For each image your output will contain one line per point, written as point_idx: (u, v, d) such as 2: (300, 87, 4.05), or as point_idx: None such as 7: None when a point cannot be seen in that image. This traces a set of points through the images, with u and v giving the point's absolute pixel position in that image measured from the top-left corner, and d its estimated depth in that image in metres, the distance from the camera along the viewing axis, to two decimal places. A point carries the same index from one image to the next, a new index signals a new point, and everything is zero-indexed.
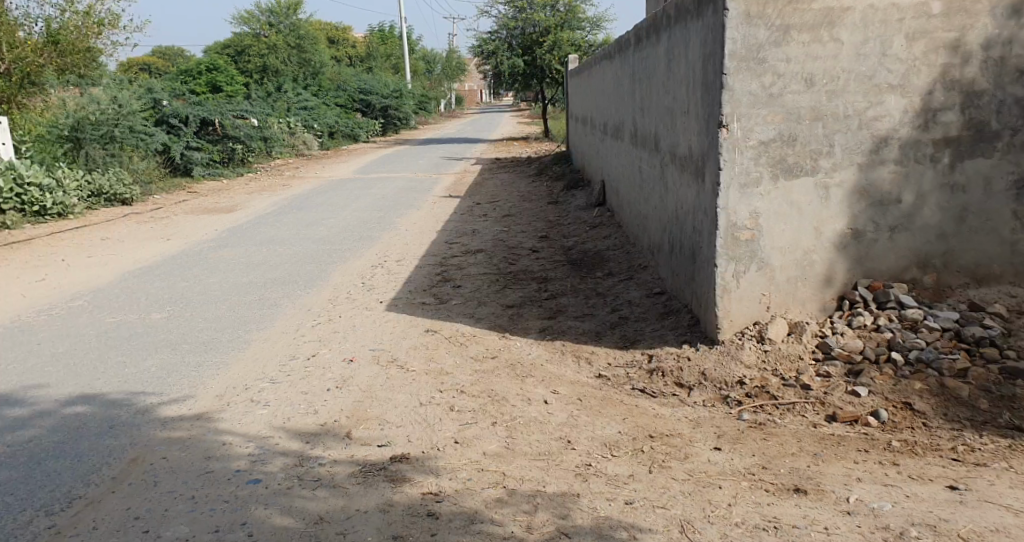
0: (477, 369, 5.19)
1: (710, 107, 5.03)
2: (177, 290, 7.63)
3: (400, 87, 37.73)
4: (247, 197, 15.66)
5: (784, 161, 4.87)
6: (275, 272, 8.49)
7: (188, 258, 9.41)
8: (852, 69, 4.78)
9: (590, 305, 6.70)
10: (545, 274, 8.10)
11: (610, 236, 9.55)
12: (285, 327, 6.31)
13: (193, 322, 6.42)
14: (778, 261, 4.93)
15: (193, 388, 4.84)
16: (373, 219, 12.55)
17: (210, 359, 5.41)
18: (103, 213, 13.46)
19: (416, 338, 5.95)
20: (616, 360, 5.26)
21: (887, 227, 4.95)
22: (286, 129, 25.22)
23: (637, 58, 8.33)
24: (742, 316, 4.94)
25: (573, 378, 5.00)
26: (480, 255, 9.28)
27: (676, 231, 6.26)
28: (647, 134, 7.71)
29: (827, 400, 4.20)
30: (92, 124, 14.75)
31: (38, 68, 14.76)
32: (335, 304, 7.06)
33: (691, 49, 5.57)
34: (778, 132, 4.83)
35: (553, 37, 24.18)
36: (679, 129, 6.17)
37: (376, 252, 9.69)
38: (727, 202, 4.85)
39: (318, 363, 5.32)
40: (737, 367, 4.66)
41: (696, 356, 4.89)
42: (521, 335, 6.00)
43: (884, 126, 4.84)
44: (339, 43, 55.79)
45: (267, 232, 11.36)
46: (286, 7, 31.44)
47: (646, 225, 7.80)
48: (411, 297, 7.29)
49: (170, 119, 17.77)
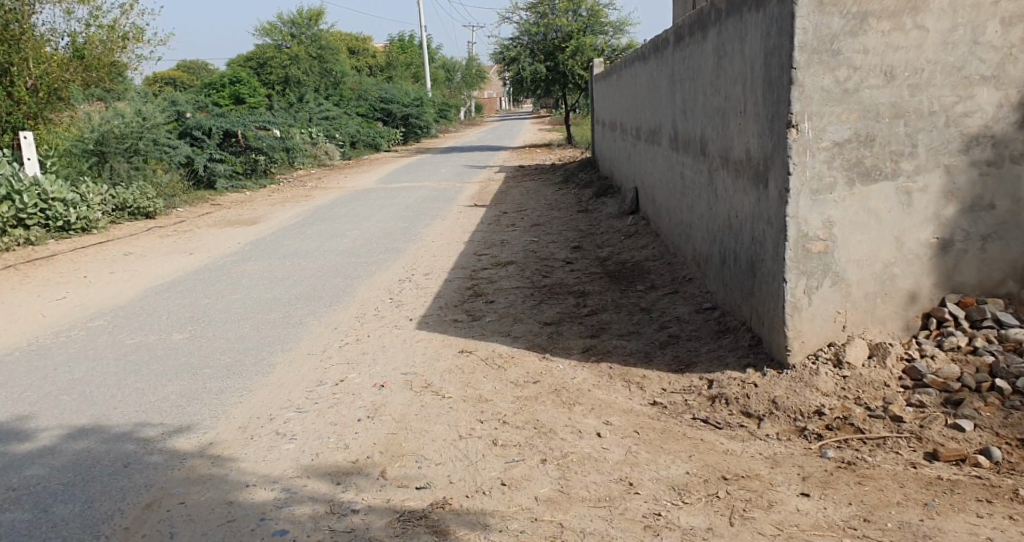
0: (519, 396, 4.72)
1: (775, 105, 4.56)
2: (197, 308, 7.22)
3: (420, 96, 37.43)
4: (271, 209, 15.30)
5: (861, 164, 4.39)
6: (299, 287, 8.07)
7: (211, 274, 9.01)
8: (938, 61, 4.34)
9: (635, 320, 6.23)
10: (583, 287, 7.63)
11: (648, 245, 9.06)
12: (310, 348, 5.87)
13: (214, 343, 6.01)
14: (854, 275, 4.46)
15: (210, 418, 4.41)
16: (399, 230, 12.13)
17: (230, 385, 4.98)
18: (126, 227, 13.11)
19: (451, 360, 5.48)
20: (672, 385, 4.77)
21: (977, 235, 4.51)
22: (309, 139, 24.93)
23: (677, 58, 7.86)
24: (815, 336, 4.46)
25: (626, 406, 4.52)
26: (511, 267, 8.82)
27: (730, 241, 5.79)
28: (690, 137, 7.25)
29: (925, 434, 3.72)
30: (116, 138, 14.39)
31: (63, 84, 14.80)
32: (363, 322, 6.62)
33: (749, 44, 5.12)
34: (854, 131, 4.36)
35: (576, 42, 23.79)
36: (731, 131, 5.69)
37: (405, 265, 9.26)
38: (796, 211, 4.37)
39: (346, 390, 4.87)
40: (814, 395, 4.18)
41: (764, 382, 4.40)
42: (564, 356, 5.53)
43: (974, 123, 4.42)
44: (359, 53, 55.72)
45: (292, 245, 10.97)
46: (306, 18, 31.32)
47: (690, 234, 7.32)
48: (443, 314, 6.83)
49: (194, 131, 17.59)
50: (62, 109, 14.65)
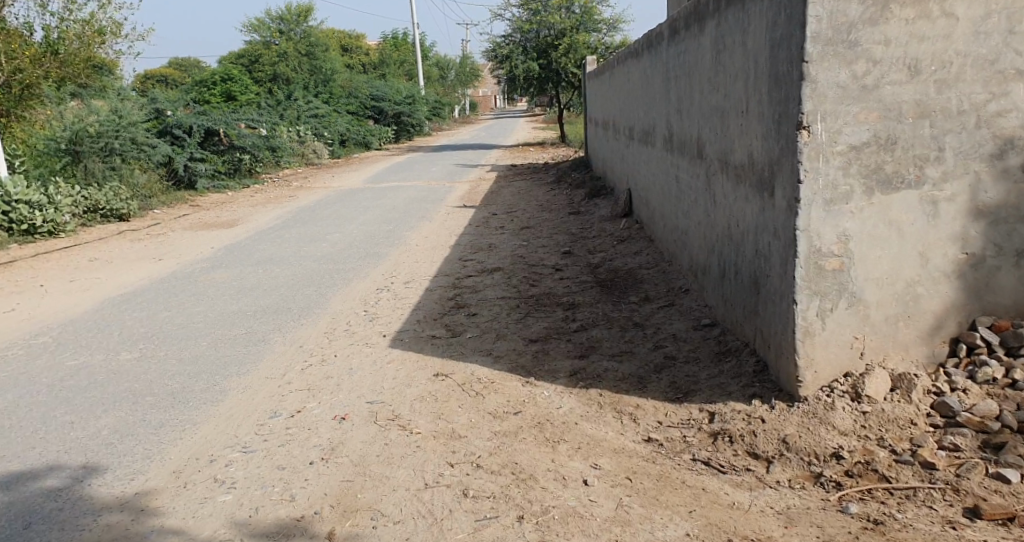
0: (497, 431, 4.19)
1: (782, 105, 4.05)
2: (155, 322, 6.68)
3: (412, 93, 36.81)
4: (251, 210, 14.75)
5: (881, 171, 3.88)
6: (269, 298, 7.52)
7: (176, 283, 8.46)
8: (969, 53, 3.84)
9: (627, 338, 5.71)
10: (572, 297, 7.11)
11: (641, 252, 8.55)
12: (269, 371, 5.34)
13: (165, 365, 5.48)
14: (873, 296, 3.95)
15: (139, 461, 3.87)
16: (382, 234, 11.58)
17: (172, 418, 4.45)
18: (96, 230, 12.53)
19: (424, 386, 4.95)
20: (668, 417, 4.25)
21: (1011, 249, 4.02)
22: (295, 137, 24.27)
23: (672, 53, 7.36)
24: (829, 365, 3.95)
25: (615, 444, 4.00)
26: (497, 275, 8.29)
27: (730, 253, 5.28)
28: (686, 138, 6.75)
29: (964, 486, 3.26)
30: (92, 135, 13.79)
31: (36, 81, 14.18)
32: (332, 339, 6.09)
33: (753, 35, 4.61)
34: (874, 133, 3.85)
35: (569, 39, 23.24)
36: (732, 131, 5.19)
37: (384, 273, 8.71)
38: (808, 223, 3.86)
39: (301, 424, 4.33)
40: (830, 435, 3.68)
41: (772, 417, 3.89)
42: (549, 380, 5.00)
43: (1008, 123, 3.92)
44: (351, 50, 55.19)
45: (267, 250, 10.42)
46: (296, 15, 30.91)
47: (686, 242, 6.82)
48: (420, 329, 6.30)
49: (173, 130, 16.82)
50: (36, 105, 14.25)
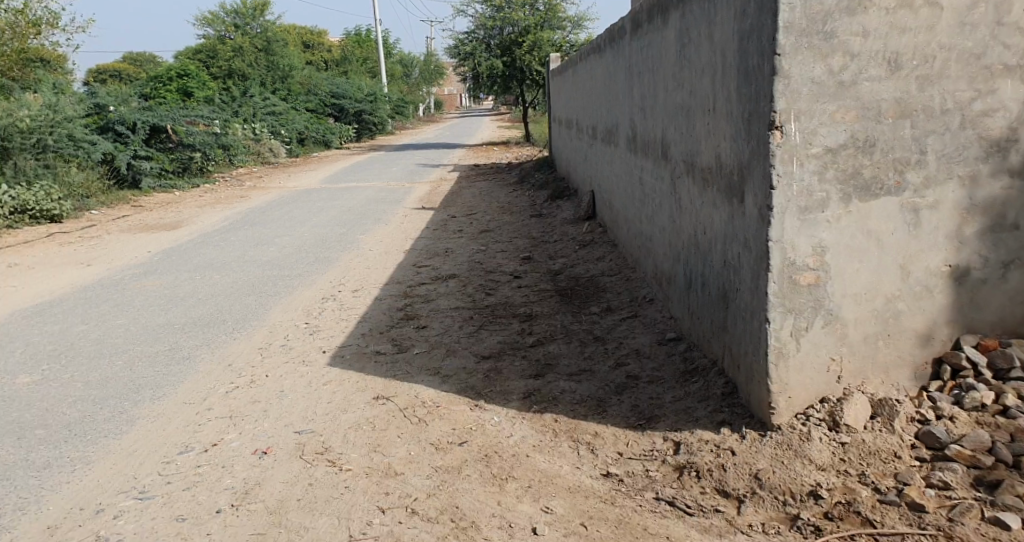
0: (438, 467, 3.80)
1: (754, 102, 3.67)
2: (71, 337, 6.15)
3: (375, 91, 36.15)
4: (197, 210, 14.13)
5: (859, 176, 3.51)
6: (201, 310, 6.99)
7: (102, 291, 7.89)
8: (953, 46, 3.49)
9: (588, 353, 5.31)
10: (529, 307, 6.69)
11: (604, 257, 8.18)
12: (189, 396, 4.86)
13: (69, 391, 4.97)
14: (852, 313, 3.59)
15: (19, 523, 3.52)
16: (333, 237, 11.06)
17: (62, 456, 4.10)
18: (26, 232, 11.84)
19: (361, 412, 4.51)
20: (629, 448, 3.87)
21: (998, 262, 3.69)
22: (250, 135, 23.51)
23: (634, 48, 7.00)
24: (804, 389, 3.59)
25: (570, 481, 3.62)
26: (451, 282, 7.85)
27: (696, 262, 4.91)
28: (650, 139, 6.39)
29: (958, 532, 2.91)
30: (22, 131, 13.07)
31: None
32: (265, 356, 5.60)
33: (721, 26, 4.23)
34: (850, 134, 3.49)
35: (533, 37, 22.85)
36: (698, 132, 4.82)
37: (331, 280, 8.22)
38: (781, 233, 3.49)
39: (215, 461, 3.97)
40: (807, 470, 3.31)
41: (743, 449, 3.53)
42: (500, 404, 4.57)
43: (994, 124, 3.58)
44: (314, 47, 54.37)
45: (206, 255, 9.84)
46: (252, 9, 31.40)
47: (650, 248, 6.45)
48: (363, 344, 5.82)
49: (116, 126, 15.98)
50: None
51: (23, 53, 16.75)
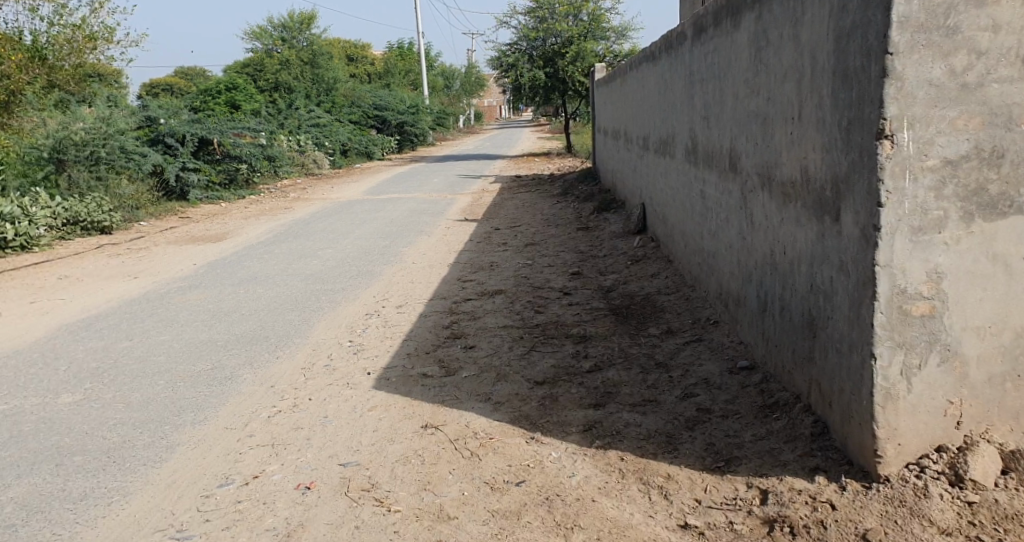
0: (496, 511, 3.46)
1: (855, 106, 3.22)
2: (111, 354, 5.90)
3: (417, 103, 36.12)
4: (243, 222, 13.96)
5: (984, 192, 3.07)
6: (245, 325, 6.71)
7: (146, 305, 7.68)
8: None
9: (651, 382, 4.86)
10: (584, 327, 6.27)
11: (659, 274, 7.75)
12: (228, 421, 4.53)
13: (105, 415, 4.68)
14: (973, 348, 3.14)
15: None
16: (377, 249, 10.75)
17: (99, 487, 3.79)
18: (77, 245, 11.74)
19: (409, 443, 4.14)
20: (709, 494, 3.44)
21: None
22: (295, 147, 23.45)
23: (696, 54, 6.58)
24: (916, 435, 3.16)
25: (645, 534, 3.24)
26: (498, 298, 7.48)
27: (773, 284, 4.47)
28: (715, 149, 5.95)
29: None
30: (76, 144, 13.11)
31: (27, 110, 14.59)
32: (308, 377, 5.27)
33: (811, 24, 3.79)
34: (974, 144, 3.04)
35: (576, 47, 22.53)
36: (778, 142, 4.37)
37: (376, 295, 7.89)
38: (889, 257, 3.03)
39: (256, 497, 3.64)
40: (927, 534, 2.92)
41: (848, 504, 3.12)
42: (559, 437, 4.17)
43: None
44: (357, 61, 54.89)
45: (251, 268, 9.62)
46: (298, 22, 31.86)
47: (713, 266, 5.99)
48: (410, 366, 5.46)
49: (166, 138, 15.92)
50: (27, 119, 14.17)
51: (79, 68, 16.92)
